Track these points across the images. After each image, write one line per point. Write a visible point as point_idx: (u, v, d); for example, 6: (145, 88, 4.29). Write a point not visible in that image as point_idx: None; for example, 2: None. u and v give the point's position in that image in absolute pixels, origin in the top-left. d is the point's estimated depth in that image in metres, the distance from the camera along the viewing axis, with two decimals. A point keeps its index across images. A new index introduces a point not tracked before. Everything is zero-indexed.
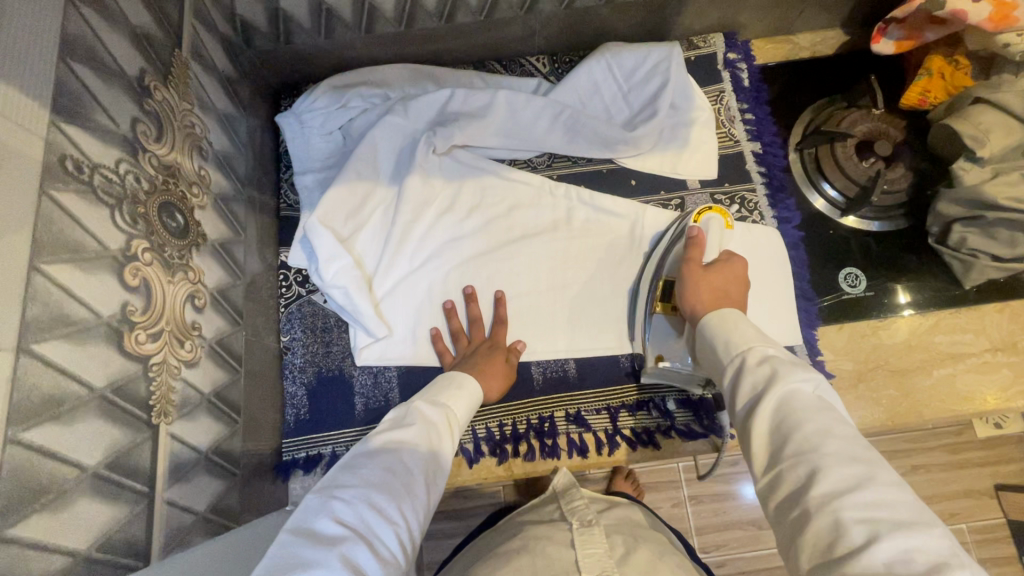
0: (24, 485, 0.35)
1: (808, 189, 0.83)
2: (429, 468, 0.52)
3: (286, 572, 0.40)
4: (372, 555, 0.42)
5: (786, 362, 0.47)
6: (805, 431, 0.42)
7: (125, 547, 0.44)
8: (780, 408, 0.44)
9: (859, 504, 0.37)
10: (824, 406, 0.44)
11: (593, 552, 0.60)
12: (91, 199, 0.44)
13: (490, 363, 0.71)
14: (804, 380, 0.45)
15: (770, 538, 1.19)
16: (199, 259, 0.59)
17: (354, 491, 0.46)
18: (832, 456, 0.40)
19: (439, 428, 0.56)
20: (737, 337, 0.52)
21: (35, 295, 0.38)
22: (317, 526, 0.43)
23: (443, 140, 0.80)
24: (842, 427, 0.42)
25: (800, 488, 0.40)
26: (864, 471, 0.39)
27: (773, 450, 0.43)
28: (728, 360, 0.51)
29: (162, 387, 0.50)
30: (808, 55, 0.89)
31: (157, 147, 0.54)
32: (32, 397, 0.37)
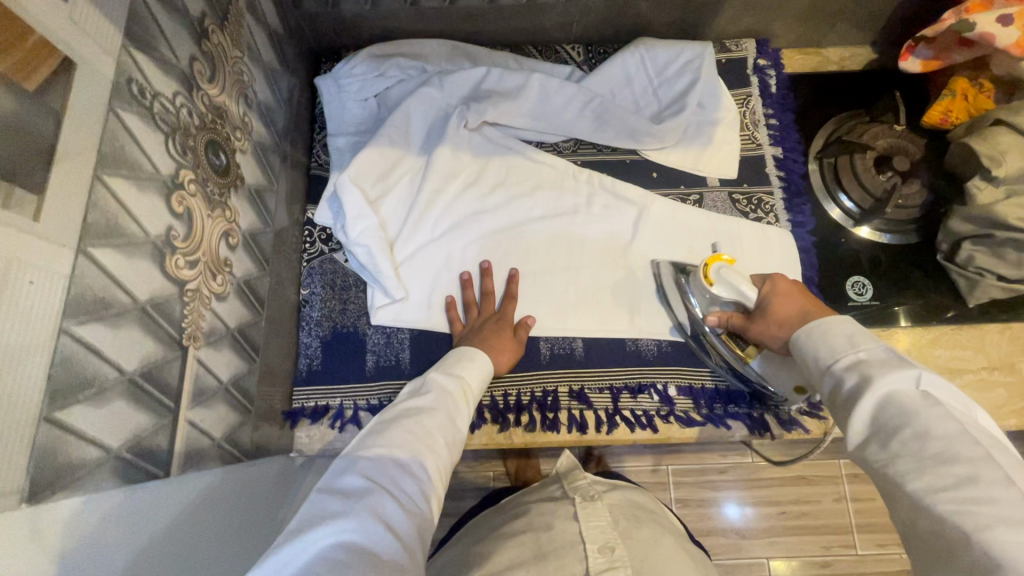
0: (71, 375, 0.38)
1: (825, 197, 0.84)
2: (446, 434, 0.54)
3: (318, 519, 0.42)
4: (398, 505, 0.45)
5: (876, 365, 0.49)
6: (902, 436, 0.45)
7: (150, 454, 0.46)
8: (876, 412, 0.48)
9: (952, 503, 0.40)
10: (930, 405, 0.45)
11: (598, 527, 0.64)
12: (151, 123, 0.47)
13: (498, 337, 0.73)
14: (900, 380, 0.47)
15: (751, 549, 1.26)
16: (235, 200, 0.62)
17: (378, 451, 0.49)
18: (932, 456, 0.43)
19: (454, 399, 0.59)
20: (825, 348, 0.54)
21: (96, 202, 0.40)
22: (345, 480, 0.46)
23: (475, 115, 0.82)
24: (947, 424, 0.44)
25: (894, 485, 0.44)
26: (973, 470, 0.40)
27: (869, 452, 0.47)
28: (823, 377, 0.54)
29: (194, 314, 0.53)
30: (837, 69, 0.91)
31: (209, 87, 0.57)
32: (84, 295, 0.39)
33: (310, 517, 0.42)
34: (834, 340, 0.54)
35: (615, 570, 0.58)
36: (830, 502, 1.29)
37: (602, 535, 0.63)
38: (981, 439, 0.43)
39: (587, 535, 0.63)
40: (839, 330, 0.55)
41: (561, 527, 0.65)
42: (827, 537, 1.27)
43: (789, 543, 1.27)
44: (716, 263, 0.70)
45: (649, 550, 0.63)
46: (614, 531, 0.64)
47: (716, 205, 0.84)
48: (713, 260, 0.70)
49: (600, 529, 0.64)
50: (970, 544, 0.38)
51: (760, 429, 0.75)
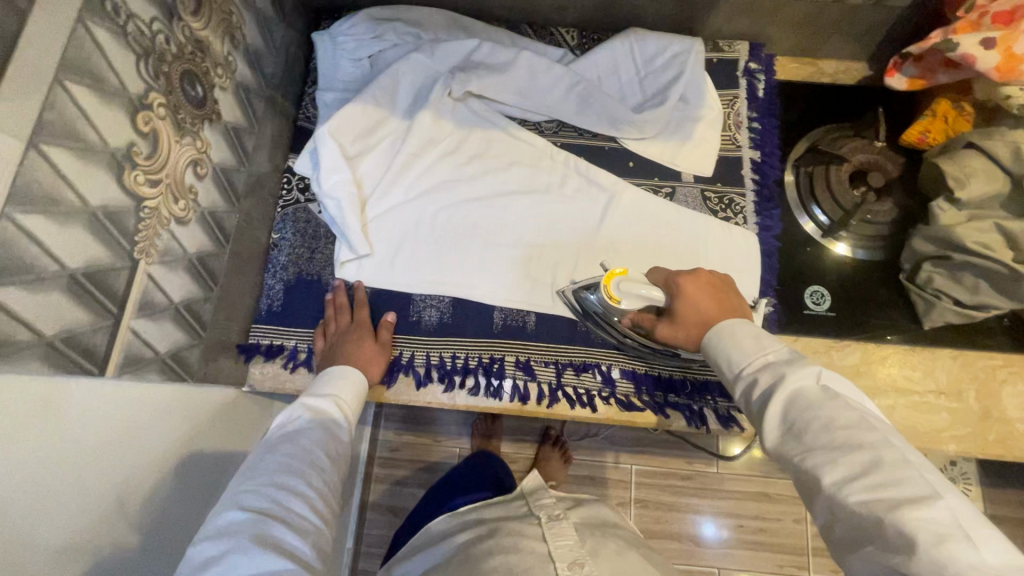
0: (10, 258, 0.41)
1: (799, 208, 0.85)
2: (329, 450, 0.60)
3: (209, 569, 0.46)
4: (287, 527, 0.50)
5: (785, 364, 0.56)
6: (812, 429, 0.50)
7: (85, 350, 0.49)
8: (786, 408, 0.53)
9: (866, 491, 0.46)
10: (829, 398, 0.52)
11: (565, 545, 0.66)
12: (122, 41, 0.50)
13: (362, 350, 0.74)
14: (803, 378, 0.53)
15: (703, 556, 1.30)
16: (209, 133, 0.64)
17: (256, 483, 0.53)
18: (841, 446, 0.49)
19: (331, 416, 0.65)
20: (739, 352, 0.59)
21: (54, 103, 0.43)
22: (227, 521, 0.50)
23: (460, 85, 0.84)
24: (848, 413, 0.50)
25: (812, 479, 0.49)
26: (875, 455, 0.47)
27: (786, 448, 0.52)
28: (734, 378, 0.59)
29: (150, 231, 0.56)
30: (828, 81, 0.91)
31: (192, 20, 0.59)
32: (32, 186, 0.42)
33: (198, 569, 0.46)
34: (743, 343, 0.60)
35: None
36: (791, 522, 1.31)
37: (571, 553, 0.65)
38: (876, 424, 0.50)
39: (555, 554, 0.65)
40: (746, 332, 0.61)
41: (528, 548, 0.67)
42: (782, 556, 1.30)
43: (743, 556, 1.30)
44: (614, 281, 0.72)
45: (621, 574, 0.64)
46: (580, 548, 0.66)
47: (687, 201, 0.85)
48: (609, 280, 0.72)
49: (568, 548, 0.66)
50: (891, 528, 0.43)
51: (698, 421, 0.76)
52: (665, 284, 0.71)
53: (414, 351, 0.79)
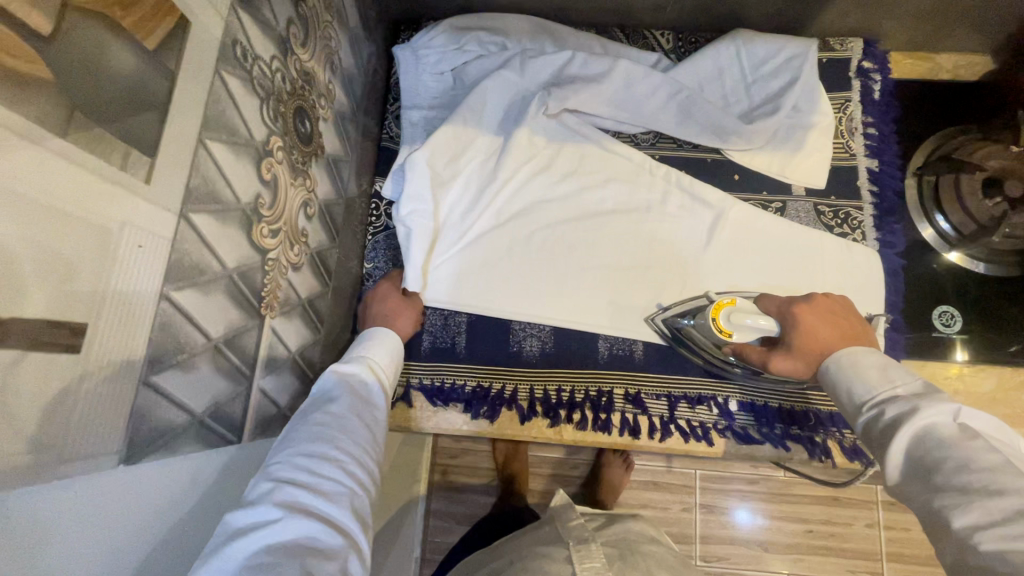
0: (167, 338, 0.38)
1: (920, 217, 0.79)
2: (359, 412, 0.54)
3: (233, 537, 0.40)
4: (318, 493, 0.44)
5: (918, 399, 0.47)
6: (944, 470, 0.42)
7: (225, 420, 0.46)
8: (913, 444, 0.45)
9: (1004, 541, 0.36)
10: (969, 438, 0.42)
11: (593, 568, 0.63)
12: (249, 88, 0.46)
13: (386, 303, 0.73)
14: (939, 413, 0.45)
15: (770, 561, 1.18)
16: (316, 169, 0.61)
17: (286, 452, 0.48)
18: (978, 489, 0.39)
19: (364, 378, 0.59)
20: (862, 383, 0.52)
21: (198, 167, 0.40)
22: (254, 490, 0.44)
23: (557, 102, 0.78)
24: (990, 455, 0.41)
25: (937, 525, 0.41)
26: (1021, 504, 0.37)
27: (913, 490, 0.44)
28: (857, 413, 0.52)
29: (273, 283, 0.53)
30: (948, 78, 0.84)
31: (302, 52, 0.55)
32: (182, 261, 0.39)
33: (223, 536, 0.40)
34: (867, 374, 0.53)
35: None
36: (862, 526, 1.17)
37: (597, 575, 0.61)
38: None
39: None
40: (870, 362, 0.54)
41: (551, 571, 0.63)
42: (856, 562, 1.17)
43: (814, 563, 1.17)
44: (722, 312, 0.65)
45: None
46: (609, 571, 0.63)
47: (799, 215, 0.80)
48: (716, 311, 0.65)
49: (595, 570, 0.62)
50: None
51: (822, 456, 0.72)
52: (779, 313, 0.64)
53: (516, 384, 0.76)
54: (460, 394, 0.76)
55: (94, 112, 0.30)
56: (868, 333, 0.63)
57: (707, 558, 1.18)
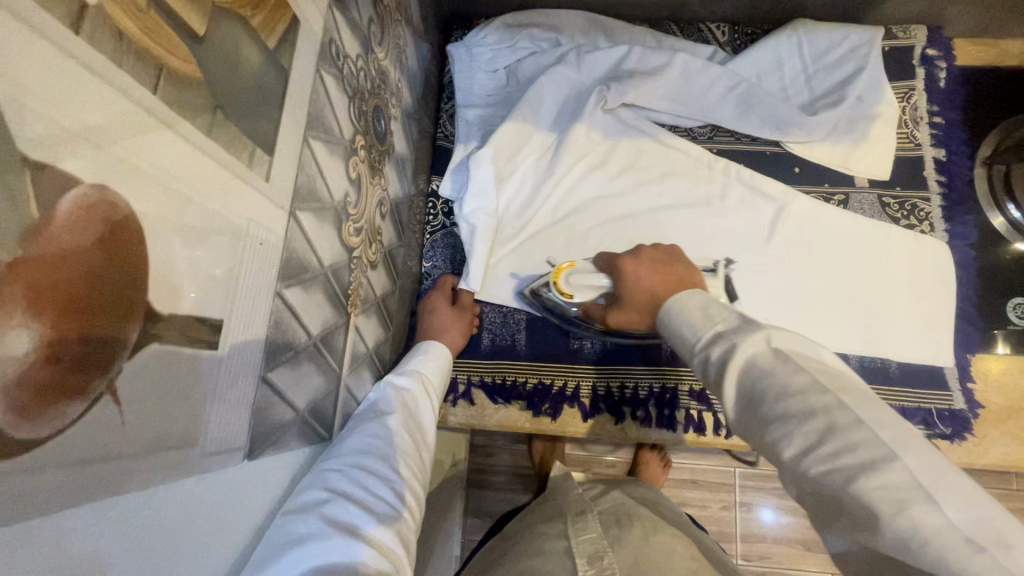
0: (279, 334, 0.38)
1: (990, 205, 0.76)
2: (410, 435, 0.54)
3: (290, 541, 0.38)
4: (370, 516, 0.43)
5: (734, 334, 0.44)
6: (766, 400, 0.40)
7: (319, 417, 0.47)
8: (742, 380, 0.42)
9: (827, 463, 0.36)
10: (782, 362, 0.40)
11: (589, 539, 0.63)
12: (340, 86, 0.46)
13: (442, 316, 0.74)
14: (754, 346, 0.42)
15: (815, 562, 1.15)
16: (388, 167, 0.61)
17: (341, 462, 0.46)
18: (797, 415, 0.38)
19: (419, 396, 0.59)
20: (688, 326, 0.48)
21: (304, 165, 0.40)
22: (308, 497, 0.42)
23: (616, 96, 0.78)
24: (798, 376, 0.39)
25: (771, 452, 0.40)
26: (829, 420, 0.36)
27: (745, 423, 0.42)
28: (690, 359, 0.48)
29: (357, 281, 0.53)
30: (1016, 64, 0.81)
31: (378, 51, 0.56)
32: (292, 258, 0.39)
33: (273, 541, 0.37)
34: (691, 316, 0.49)
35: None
36: None
37: (593, 546, 0.62)
38: (832, 383, 0.38)
39: (577, 549, 0.62)
40: (694, 302, 0.50)
41: (549, 545, 0.64)
42: None
43: None
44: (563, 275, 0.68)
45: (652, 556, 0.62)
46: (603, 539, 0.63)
47: (863, 207, 0.78)
48: (557, 274, 0.68)
49: (590, 541, 0.63)
50: (854, 505, 0.34)
51: None
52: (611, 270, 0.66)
53: (578, 380, 0.76)
54: (521, 392, 0.76)
55: (230, 111, 0.31)
56: (694, 273, 0.63)
57: (749, 557, 1.16)
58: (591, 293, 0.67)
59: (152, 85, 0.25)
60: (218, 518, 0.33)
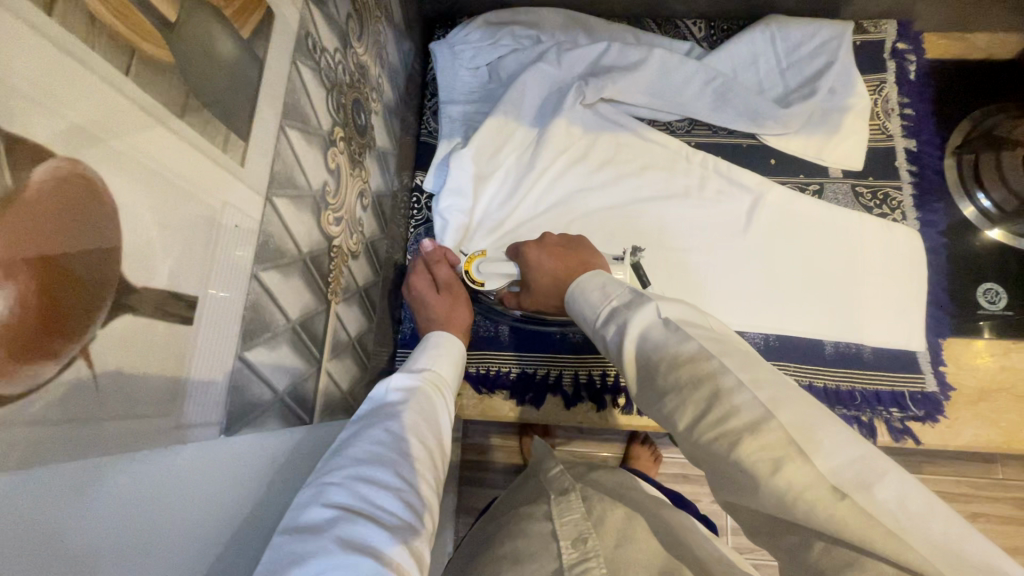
0: (257, 316, 0.40)
1: (960, 195, 0.78)
2: (422, 437, 0.50)
3: (285, 564, 0.35)
4: (378, 527, 0.39)
5: (626, 309, 0.49)
6: (661, 372, 0.42)
7: (301, 400, 0.48)
8: (637, 351, 0.46)
9: (714, 429, 0.38)
10: (670, 333, 0.44)
11: (571, 521, 0.61)
12: (316, 78, 0.47)
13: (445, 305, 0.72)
14: (645, 319, 0.46)
15: None
16: (369, 160, 0.63)
17: (344, 472, 0.43)
18: (688, 382, 0.40)
19: (429, 395, 0.56)
20: (588, 310, 0.54)
21: (280, 152, 0.42)
22: (308, 515, 0.39)
23: (594, 90, 0.80)
24: (687, 346, 0.42)
25: (670, 425, 0.42)
26: (716, 387, 0.38)
27: (647, 396, 0.44)
28: (596, 336, 0.52)
29: (337, 269, 0.55)
30: (984, 58, 0.83)
31: (357, 46, 0.57)
32: (268, 242, 0.41)
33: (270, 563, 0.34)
34: (590, 297, 0.53)
35: (588, 564, 0.55)
36: None
37: (576, 529, 0.60)
38: (717, 350, 0.41)
39: (560, 532, 0.60)
40: (594, 284, 0.54)
41: (533, 530, 0.62)
42: None
43: None
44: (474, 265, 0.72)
45: (633, 535, 0.60)
46: (587, 522, 0.61)
47: (837, 197, 0.80)
48: (468, 264, 0.72)
49: (573, 524, 0.61)
50: (736, 467, 0.36)
51: (871, 435, 0.72)
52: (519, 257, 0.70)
53: (561, 370, 0.77)
54: (505, 381, 0.77)
55: (204, 96, 0.32)
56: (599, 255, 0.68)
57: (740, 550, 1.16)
58: (502, 281, 0.71)
59: (124, 67, 0.26)
60: (208, 494, 0.34)
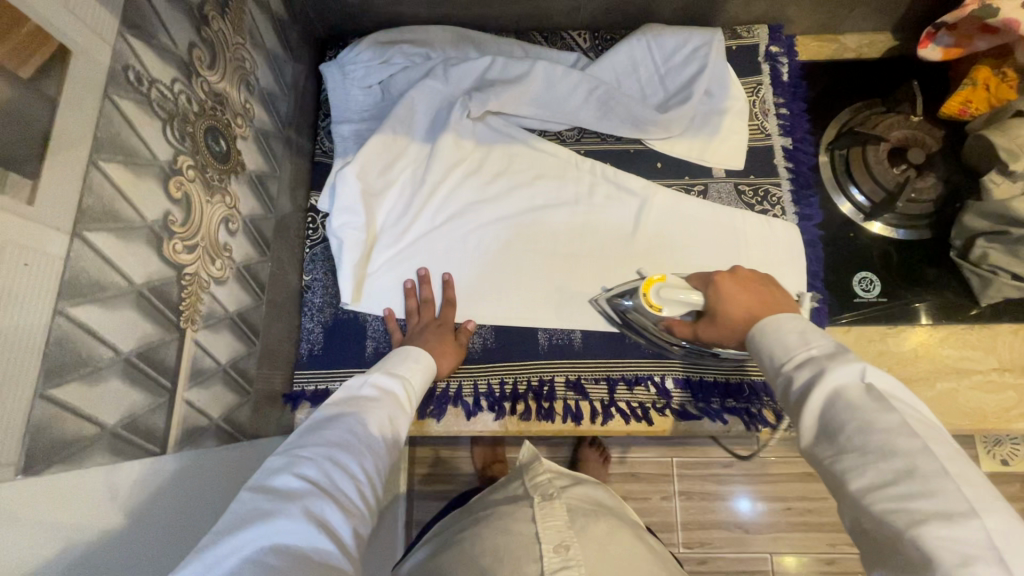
0: (68, 351, 0.40)
1: (835, 191, 0.82)
2: (388, 434, 0.54)
3: (247, 521, 0.42)
4: (336, 508, 0.45)
5: (826, 359, 0.48)
6: (846, 431, 0.43)
7: (144, 432, 0.48)
8: (824, 407, 0.45)
9: (891, 501, 0.39)
10: (871, 399, 0.43)
11: (556, 527, 0.60)
12: (147, 109, 0.48)
13: (439, 342, 0.73)
14: (846, 375, 0.45)
15: (755, 543, 1.13)
16: (236, 186, 0.63)
17: (317, 449, 0.48)
18: (872, 452, 0.41)
19: (401, 395, 0.60)
20: (783, 346, 0.51)
21: (91, 187, 0.42)
22: (281, 481, 0.45)
23: (478, 105, 0.82)
24: (887, 417, 0.42)
25: (837, 483, 0.43)
26: (908, 464, 0.40)
27: (819, 449, 0.45)
28: (775, 375, 0.51)
29: (192, 296, 0.54)
30: (854, 57, 0.88)
31: (209, 74, 0.58)
32: (80, 277, 0.41)
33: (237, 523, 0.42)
34: (786, 338, 0.52)
35: (569, 571, 0.55)
36: None
37: (557, 534, 0.59)
38: (918, 430, 0.41)
39: (542, 535, 0.59)
40: (791, 327, 0.53)
41: (514, 530, 0.61)
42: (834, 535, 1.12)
43: (796, 540, 1.12)
44: (654, 288, 0.68)
45: (607, 546, 0.60)
46: (569, 528, 0.60)
47: (721, 196, 0.83)
48: (647, 288, 0.68)
49: (555, 529, 0.60)
50: (908, 543, 0.37)
51: (758, 424, 0.74)
52: (702, 285, 0.66)
53: (461, 382, 0.78)
54: None
55: None
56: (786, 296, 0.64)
57: (690, 545, 1.13)
58: (681, 308, 0.66)
59: None
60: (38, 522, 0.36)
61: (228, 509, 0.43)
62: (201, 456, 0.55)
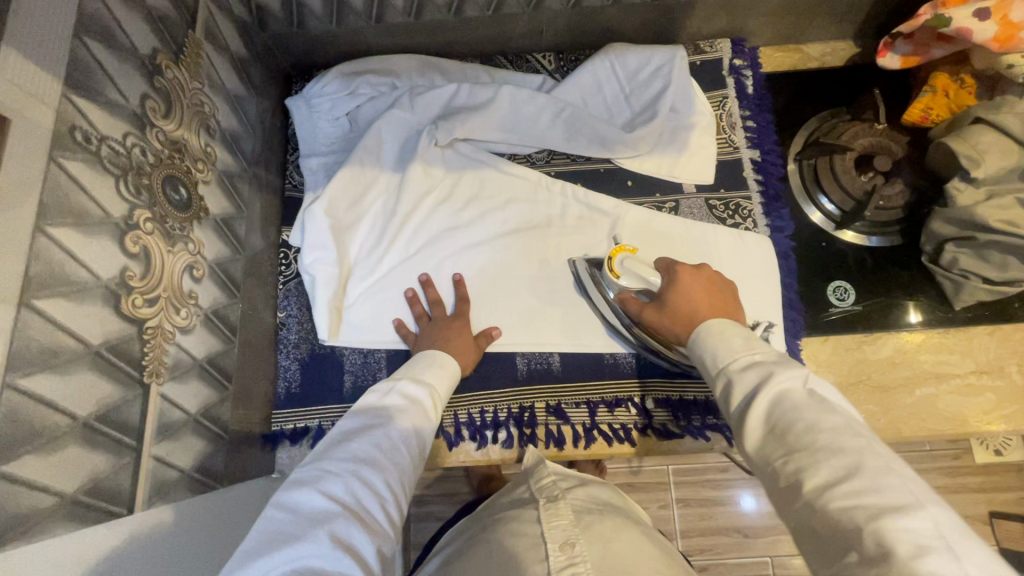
0: (18, 425, 0.39)
1: (805, 201, 0.83)
2: (413, 448, 0.54)
3: (277, 542, 0.42)
4: (364, 529, 0.43)
5: (774, 363, 0.48)
6: (796, 429, 0.43)
7: (109, 494, 0.47)
8: (771, 409, 0.45)
9: (842, 494, 0.38)
10: (816, 402, 0.44)
11: (559, 527, 0.58)
12: (98, 168, 0.48)
13: (457, 337, 0.73)
14: (791, 378, 0.46)
15: (756, 548, 1.12)
16: (199, 232, 0.62)
17: (344, 465, 0.48)
18: (822, 449, 0.41)
19: (427, 405, 0.59)
20: (726, 348, 0.52)
21: (39, 254, 0.41)
22: (309, 499, 0.44)
23: (445, 134, 0.82)
24: (831, 418, 0.42)
25: (787, 482, 0.42)
26: (855, 460, 0.39)
27: (768, 451, 0.44)
28: (716, 376, 0.52)
29: (157, 349, 0.53)
30: (817, 66, 0.89)
31: (164, 123, 0.57)
32: (31, 348, 0.40)
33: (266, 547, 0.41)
34: (732, 341, 0.52)
35: (576, 567, 0.52)
36: None
37: (564, 532, 0.57)
38: (862, 432, 0.42)
39: (548, 535, 0.57)
40: (736, 333, 0.53)
41: (521, 532, 0.59)
42: None
43: None
44: (620, 256, 0.70)
45: (613, 540, 0.57)
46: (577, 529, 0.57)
47: (693, 212, 0.83)
48: (616, 252, 0.70)
49: (561, 527, 0.57)
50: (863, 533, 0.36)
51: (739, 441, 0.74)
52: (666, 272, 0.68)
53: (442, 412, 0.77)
54: None
55: None
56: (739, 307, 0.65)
57: (691, 553, 1.13)
58: (636, 284, 0.68)
59: None
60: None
61: (258, 528, 0.43)
62: (176, 508, 0.55)
